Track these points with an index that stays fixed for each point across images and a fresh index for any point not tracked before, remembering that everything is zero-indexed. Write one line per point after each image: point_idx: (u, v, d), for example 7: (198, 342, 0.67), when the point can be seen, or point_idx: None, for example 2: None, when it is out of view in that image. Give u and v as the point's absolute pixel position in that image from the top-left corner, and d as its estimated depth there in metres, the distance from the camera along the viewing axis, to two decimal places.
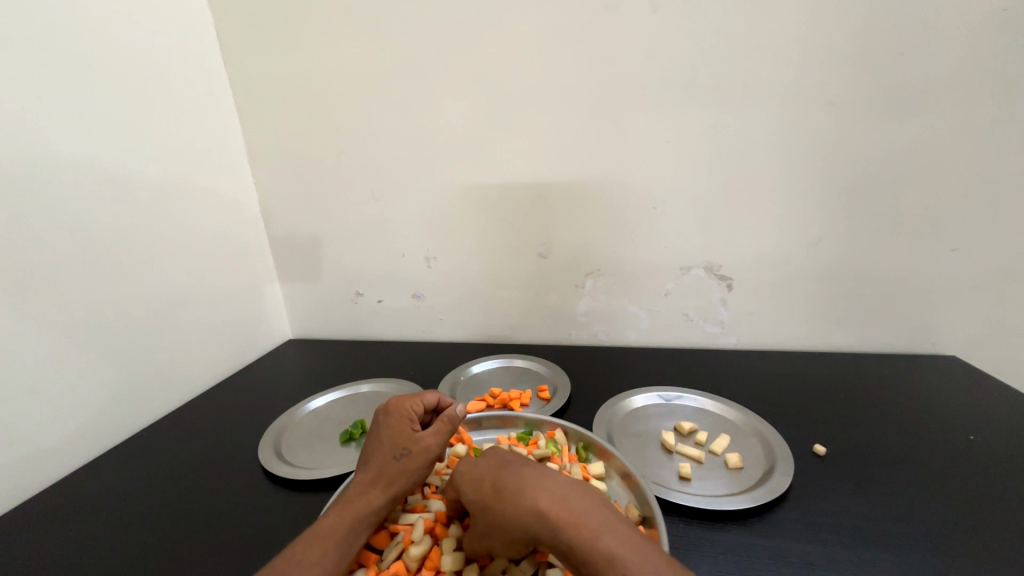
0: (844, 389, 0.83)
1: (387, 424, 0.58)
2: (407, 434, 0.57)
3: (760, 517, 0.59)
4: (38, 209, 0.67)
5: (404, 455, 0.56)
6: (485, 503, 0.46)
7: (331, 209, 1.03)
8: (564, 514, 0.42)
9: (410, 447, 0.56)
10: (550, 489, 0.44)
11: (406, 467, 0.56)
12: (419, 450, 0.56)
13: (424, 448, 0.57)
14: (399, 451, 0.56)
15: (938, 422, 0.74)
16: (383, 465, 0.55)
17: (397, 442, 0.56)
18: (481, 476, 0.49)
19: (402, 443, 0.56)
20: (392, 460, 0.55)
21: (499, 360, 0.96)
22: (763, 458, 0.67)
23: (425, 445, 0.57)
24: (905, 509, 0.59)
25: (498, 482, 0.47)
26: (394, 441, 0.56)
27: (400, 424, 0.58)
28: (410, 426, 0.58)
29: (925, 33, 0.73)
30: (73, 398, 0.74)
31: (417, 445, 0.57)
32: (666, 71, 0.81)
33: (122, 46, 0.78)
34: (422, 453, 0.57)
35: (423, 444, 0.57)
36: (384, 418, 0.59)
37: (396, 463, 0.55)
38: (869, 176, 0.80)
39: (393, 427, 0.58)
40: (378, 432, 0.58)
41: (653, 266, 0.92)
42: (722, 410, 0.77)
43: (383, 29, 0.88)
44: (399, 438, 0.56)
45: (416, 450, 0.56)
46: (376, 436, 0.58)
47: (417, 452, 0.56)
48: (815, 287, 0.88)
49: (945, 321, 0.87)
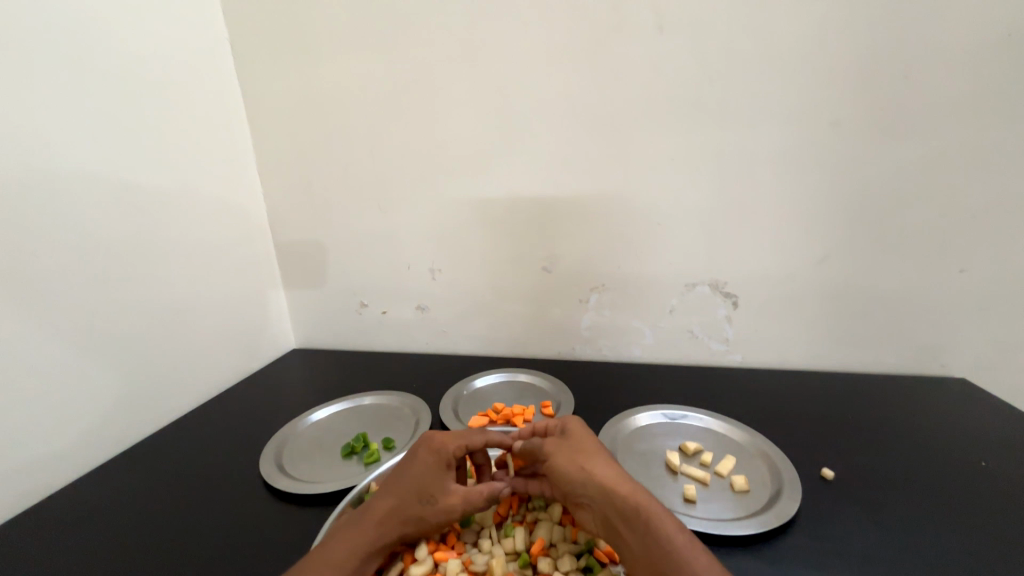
0: (851, 410, 0.82)
1: (425, 460, 0.56)
2: (439, 484, 0.55)
3: (767, 542, 0.58)
4: (47, 216, 0.68)
5: (428, 504, 0.54)
6: (580, 446, 0.57)
7: (338, 220, 1.04)
8: (633, 486, 0.52)
9: (436, 498, 0.54)
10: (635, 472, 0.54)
11: (425, 516, 0.54)
12: (443, 505, 0.54)
13: (449, 505, 0.55)
14: (426, 498, 0.54)
15: (948, 447, 0.73)
16: (406, 505, 0.54)
17: (427, 487, 0.54)
18: (580, 433, 0.59)
19: (433, 491, 0.54)
20: (415, 503, 0.54)
21: (502, 374, 0.96)
22: (769, 480, 0.66)
23: (452, 503, 0.55)
24: (916, 537, 0.58)
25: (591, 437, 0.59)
26: (425, 486, 0.54)
27: (437, 466, 0.56)
28: (444, 474, 0.56)
29: (928, 56, 0.73)
30: (76, 404, 0.74)
31: (445, 499, 0.55)
32: (671, 90, 0.82)
33: (136, 58, 0.80)
34: (444, 510, 0.54)
35: (449, 501, 0.55)
36: (424, 451, 0.57)
37: (418, 509, 0.54)
38: (875, 196, 0.80)
39: (430, 466, 0.56)
40: (413, 463, 0.56)
41: (658, 282, 0.92)
42: (727, 429, 0.76)
43: (392, 45, 0.90)
44: (432, 485, 0.55)
45: (442, 505, 0.54)
46: (410, 465, 0.56)
47: (442, 506, 0.54)
48: (821, 306, 0.88)
49: (954, 342, 0.86)
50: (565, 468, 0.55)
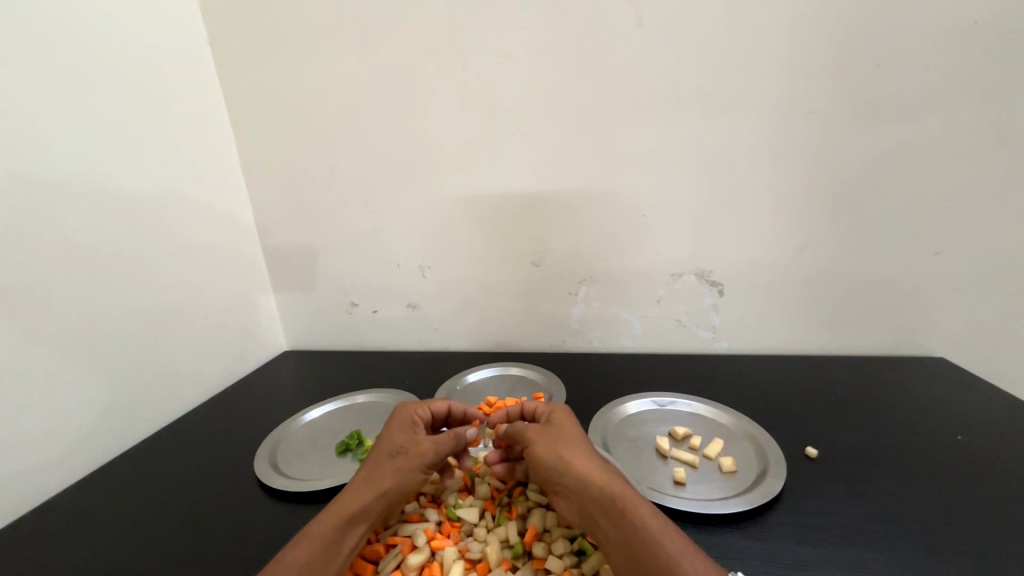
0: (834, 391, 0.84)
1: (392, 427, 0.62)
2: (408, 438, 0.60)
3: (754, 519, 0.59)
4: (30, 223, 0.67)
5: (398, 455, 0.57)
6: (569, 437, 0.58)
7: (326, 221, 1.03)
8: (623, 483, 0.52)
9: (406, 448, 0.58)
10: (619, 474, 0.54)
11: (399, 467, 0.56)
12: (414, 452, 0.58)
13: (421, 451, 0.58)
14: (396, 450, 0.58)
15: (926, 423, 0.76)
16: (379, 461, 0.57)
17: (395, 443, 0.59)
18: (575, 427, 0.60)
19: (401, 443, 0.59)
20: (386, 459, 0.57)
21: (495, 369, 0.97)
22: (755, 461, 0.68)
23: (422, 448, 0.58)
24: (896, 509, 0.60)
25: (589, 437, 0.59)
26: (394, 444, 0.59)
27: (403, 427, 0.62)
28: (410, 430, 0.61)
29: (900, 45, 0.75)
30: (66, 413, 0.73)
31: (415, 446, 0.58)
32: (652, 83, 0.83)
33: (115, 61, 0.78)
34: (417, 456, 0.57)
35: (420, 448, 0.58)
36: (390, 423, 0.63)
37: (390, 462, 0.57)
38: (852, 183, 0.83)
39: (397, 430, 0.62)
40: (383, 434, 0.62)
41: (645, 273, 0.93)
42: (715, 414, 0.78)
43: (376, 44, 0.90)
44: (399, 440, 0.59)
45: (413, 451, 0.58)
46: (381, 438, 0.61)
47: (414, 453, 0.58)
48: (804, 292, 0.90)
49: (931, 323, 0.89)
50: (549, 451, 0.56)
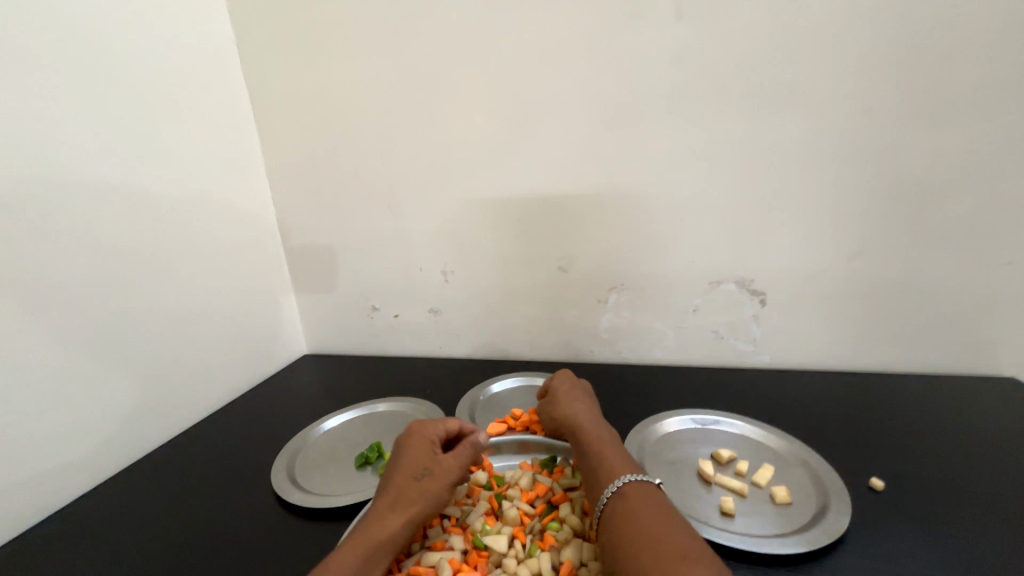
0: (893, 413, 0.77)
1: (408, 446, 0.59)
2: (429, 456, 0.58)
3: (816, 561, 0.53)
4: (53, 224, 0.66)
5: (424, 476, 0.55)
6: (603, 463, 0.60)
7: (348, 223, 1.01)
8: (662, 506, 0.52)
9: (430, 468, 0.56)
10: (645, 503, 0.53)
11: (426, 487, 0.54)
12: (440, 471, 0.56)
13: (445, 470, 0.57)
14: (420, 472, 0.56)
15: (1003, 453, 0.68)
16: (404, 485, 0.54)
17: (417, 463, 0.56)
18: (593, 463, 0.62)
19: (424, 463, 0.56)
20: (412, 480, 0.55)
21: (520, 379, 0.92)
22: (812, 492, 0.62)
23: (446, 468, 0.57)
24: (981, 555, 0.53)
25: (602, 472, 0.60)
26: (417, 464, 0.57)
27: (421, 444, 0.59)
28: (430, 448, 0.59)
29: (973, 34, 0.68)
30: (87, 417, 0.72)
31: (439, 466, 0.57)
32: (693, 79, 0.78)
33: (140, 61, 0.78)
34: (443, 476, 0.56)
35: (445, 467, 0.57)
36: (406, 440, 0.60)
37: (416, 484, 0.54)
38: (915, 186, 0.75)
39: (416, 446, 0.59)
40: (400, 455, 0.58)
41: (681, 281, 0.88)
42: (762, 436, 0.72)
43: (401, 43, 0.87)
44: (421, 459, 0.57)
45: (439, 471, 0.56)
46: (399, 459, 0.58)
47: (441, 473, 0.56)
48: (857, 304, 0.83)
49: (1003, 340, 0.80)
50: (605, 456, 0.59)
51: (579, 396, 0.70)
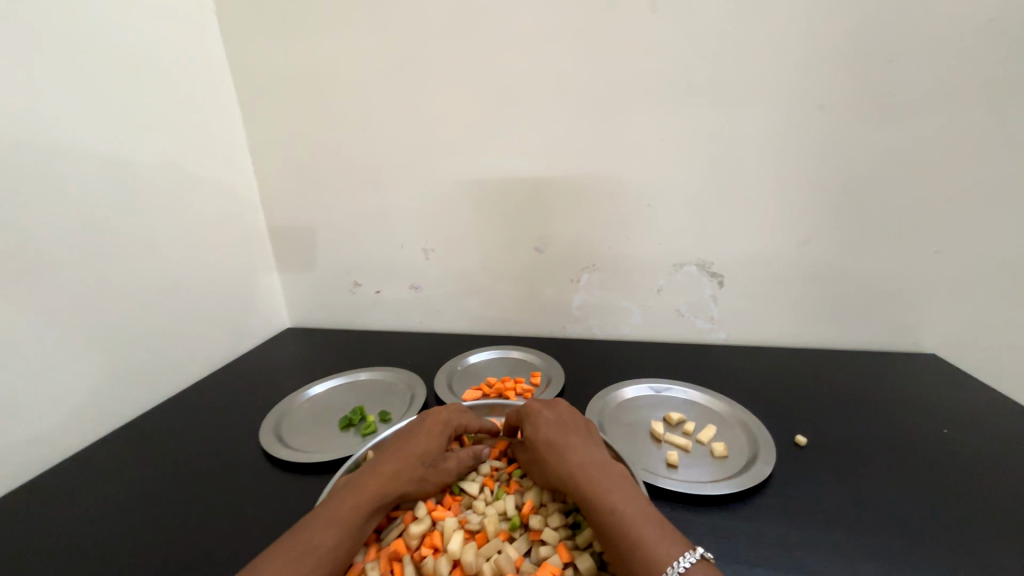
0: (827, 383, 0.86)
1: (428, 430, 0.62)
2: (440, 450, 0.61)
3: (742, 501, 0.62)
4: (37, 193, 0.67)
5: (430, 467, 0.59)
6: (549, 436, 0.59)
7: (331, 200, 1.04)
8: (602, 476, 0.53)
9: (436, 461, 0.60)
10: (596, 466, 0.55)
11: (427, 477, 0.59)
12: (441, 467, 0.60)
13: (446, 469, 0.61)
14: (429, 460, 0.59)
15: (914, 417, 0.78)
16: (412, 467, 0.58)
17: (429, 451, 0.60)
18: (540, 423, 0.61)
19: (434, 454, 0.60)
20: (418, 465, 0.59)
21: (496, 351, 0.98)
22: (746, 446, 0.70)
23: (448, 467, 0.61)
24: (880, 496, 0.62)
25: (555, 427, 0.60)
26: (428, 450, 0.60)
27: (439, 435, 0.62)
28: (444, 442, 0.62)
29: (914, 40, 0.75)
30: (75, 381, 0.74)
31: (443, 463, 0.61)
32: (663, 71, 0.82)
33: (121, 30, 0.77)
34: (442, 472, 0.60)
35: (446, 465, 0.61)
36: (427, 424, 0.63)
37: (422, 471, 0.58)
38: (857, 178, 0.83)
39: (435, 433, 0.62)
40: (417, 433, 0.62)
41: (647, 262, 0.94)
42: (710, 401, 0.80)
43: (385, 22, 0.89)
44: (433, 449, 0.61)
45: (442, 467, 0.60)
46: (414, 434, 0.62)
47: (442, 468, 0.60)
48: (803, 285, 0.91)
49: (927, 321, 0.90)
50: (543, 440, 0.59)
51: (559, 431, 0.59)
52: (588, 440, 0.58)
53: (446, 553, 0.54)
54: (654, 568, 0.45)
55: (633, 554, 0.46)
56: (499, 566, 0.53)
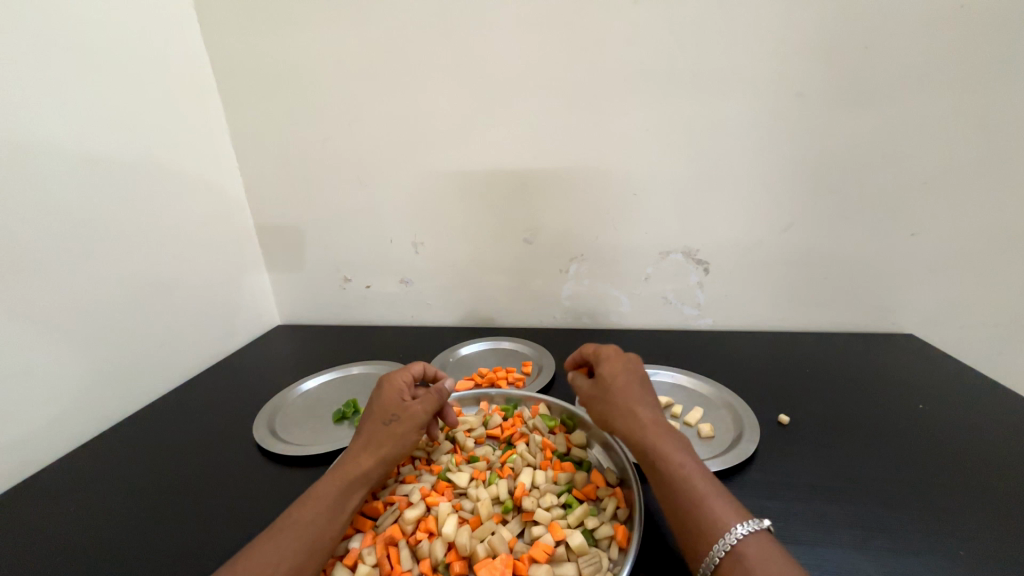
0: (810, 365, 0.89)
1: (379, 395, 0.63)
2: (397, 403, 0.62)
3: (728, 478, 0.64)
4: (22, 192, 0.67)
5: (391, 421, 0.60)
6: (622, 390, 0.59)
7: (317, 195, 1.03)
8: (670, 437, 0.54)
9: (398, 413, 0.61)
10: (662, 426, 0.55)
11: (394, 430, 0.59)
12: (406, 416, 0.61)
13: (412, 416, 0.61)
14: (388, 416, 0.60)
15: (892, 393, 0.81)
16: (373, 429, 0.60)
17: (385, 409, 0.61)
18: (617, 374, 0.61)
19: (390, 410, 0.61)
20: (380, 426, 0.60)
21: (487, 342, 0.99)
22: (732, 427, 0.72)
23: (413, 411, 0.61)
24: (858, 470, 0.65)
25: (631, 381, 0.61)
26: (385, 410, 0.61)
27: (390, 393, 0.63)
28: (398, 396, 0.63)
29: (888, 27, 0.77)
30: (63, 382, 0.74)
31: (406, 411, 0.61)
32: (647, 61, 0.83)
33: (97, 25, 0.76)
34: (411, 420, 0.61)
35: (411, 411, 0.61)
36: (378, 390, 0.65)
37: (385, 427, 0.59)
38: (836, 164, 0.85)
39: (386, 395, 0.63)
40: (371, 404, 0.63)
41: (635, 251, 0.96)
42: (696, 385, 0.82)
43: (367, 14, 0.88)
44: (389, 407, 0.61)
45: (405, 416, 0.61)
46: (370, 407, 0.63)
47: (407, 417, 0.61)
48: (786, 270, 0.93)
49: (904, 302, 0.93)
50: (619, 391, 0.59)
51: (633, 382, 0.61)
52: (649, 397, 0.59)
53: (441, 536, 0.55)
54: (715, 523, 0.46)
55: (695, 510, 0.47)
56: (493, 546, 0.54)
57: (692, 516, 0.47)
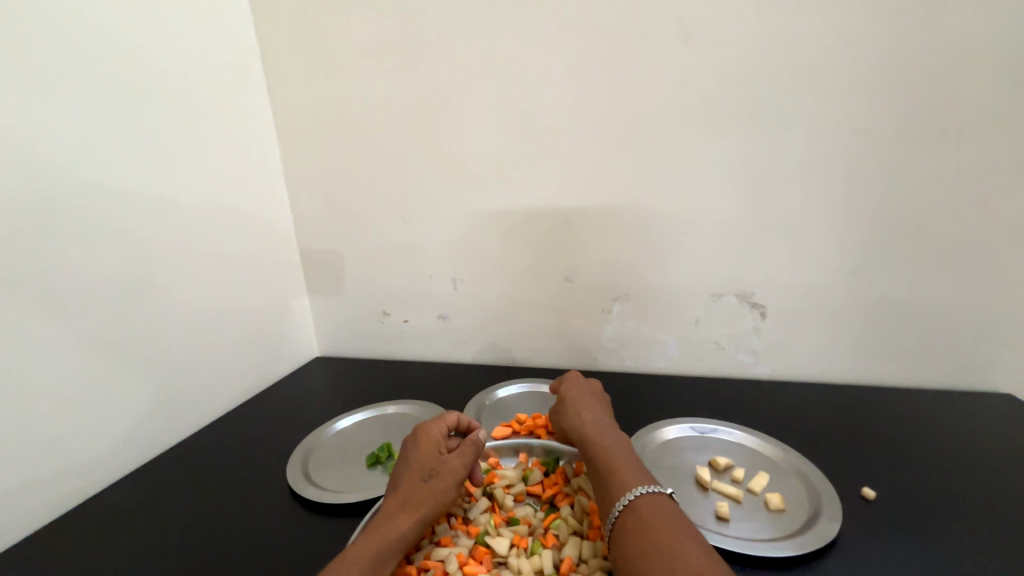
0: (890, 426, 0.79)
1: (414, 447, 0.61)
2: (434, 457, 0.60)
3: (807, 564, 0.55)
4: (95, 229, 0.71)
5: (430, 477, 0.58)
6: (585, 421, 0.66)
7: (362, 231, 1.05)
8: (625, 459, 0.59)
9: (436, 469, 0.58)
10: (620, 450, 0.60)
11: (434, 488, 0.57)
12: (445, 472, 0.58)
13: (450, 471, 0.59)
14: (427, 472, 0.58)
15: (997, 467, 0.70)
16: (411, 487, 0.57)
17: (423, 463, 0.59)
18: (581, 409, 0.69)
19: (429, 465, 0.59)
20: (419, 483, 0.57)
21: (525, 384, 0.95)
22: (805, 500, 0.64)
23: (452, 466, 0.59)
24: (968, 563, 0.55)
25: (593, 414, 0.68)
26: (423, 464, 0.59)
27: (427, 444, 0.61)
28: (435, 449, 0.60)
29: (965, 62, 0.71)
30: (113, 412, 0.76)
31: (445, 466, 0.59)
32: (696, 101, 0.81)
33: (171, 77, 0.83)
34: (450, 475, 0.58)
35: (449, 466, 0.59)
36: (411, 442, 0.62)
37: (424, 484, 0.57)
38: (911, 204, 0.78)
39: (423, 448, 0.61)
40: (406, 456, 0.60)
41: (684, 293, 0.90)
42: (759, 446, 0.74)
43: (417, 62, 0.92)
44: (427, 462, 0.59)
45: (444, 472, 0.58)
46: (404, 461, 0.60)
47: (446, 473, 0.58)
48: (855, 318, 0.85)
49: (999, 357, 0.82)
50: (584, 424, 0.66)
51: (596, 415, 0.68)
52: (619, 435, 0.64)
53: None
54: (668, 534, 0.48)
55: (643, 520, 0.50)
56: None
57: (641, 526, 0.50)
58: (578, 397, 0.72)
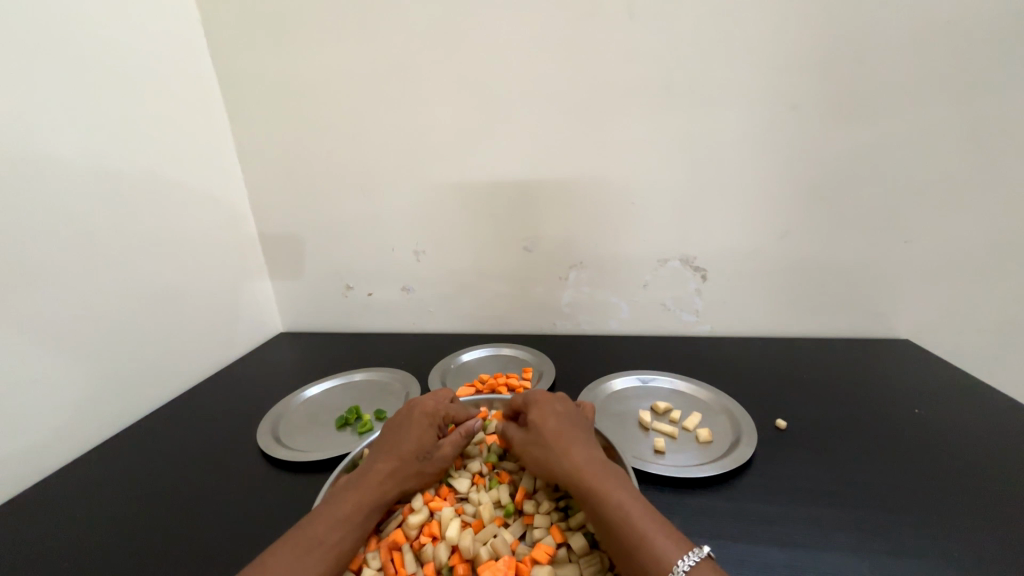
0: (807, 371, 0.89)
1: (415, 424, 0.63)
2: (432, 441, 0.62)
3: (726, 482, 0.65)
4: (35, 202, 0.69)
5: (424, 459, 0.60)
6: (558, 435, 0.59)
7: (320, 204, 1.05)
8: (609, 475, 0.53)
9: (430, 452, 0.61)
10: (599, 461, 0.55)
11: (423, 469, 0.60)
12: (436, 458, 0.61)
13: (441, 457, 0.61)
14: (422, 454, 0.60)
15: (889, 398, 0.82)
16: (406, 461, 0.59)
17: (422, 444, 0.61)
18: (546, 419, 0.61)
19: (427, 446, 0.61)
20: (412, 461, 0.59)
21: (488, 349, 1.01)
22: (730, 431, 0.73)
23: (444, 454, 0.62)
24: (855, 473, 0.66)
25: (563, 425, 0.60)
26: (420, 445, 0.61)
27: (427, 426, 0.63)
28: (434, 433, 0.63)
29: (878, 40, 0.79)
30: (71, 389, 0.75)
31: (438, 451, 0.62)
32: (643, 74, 0.85)
33: (111, 42, 0.79)
34: (438, 462, 0.61)
35: (440, 453, 0.61)
36: (413, 418, 0.64)
37: (416, 464, 0.59)
38: (830, 172, 0.86)
39: (424, 426, 0.63)
40: (407, 428, 0.62)
41: (634, 259, 0.97)
42: (694, 390, 0.83)
43: (371, 30, 0.90)
44: (424, 440, 0.61)
45: (437, 456, 0.61)
46: (404, 433, 0.62)
47: (436, 458, 0.61)
48: (783, 277, 0.94)
49: (899, 307, 0.94)
50: (552, 443, 0.58)
51: (565, 426, 0.60)
52: (590, 439, 0.60)
53: (445, 542, 0.56)
54: (661, 560, 0.45)
55: (638, 547, 0.47)
56: (496, 549, 0.55)
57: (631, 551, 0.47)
58: (544, 403, 0.64)
